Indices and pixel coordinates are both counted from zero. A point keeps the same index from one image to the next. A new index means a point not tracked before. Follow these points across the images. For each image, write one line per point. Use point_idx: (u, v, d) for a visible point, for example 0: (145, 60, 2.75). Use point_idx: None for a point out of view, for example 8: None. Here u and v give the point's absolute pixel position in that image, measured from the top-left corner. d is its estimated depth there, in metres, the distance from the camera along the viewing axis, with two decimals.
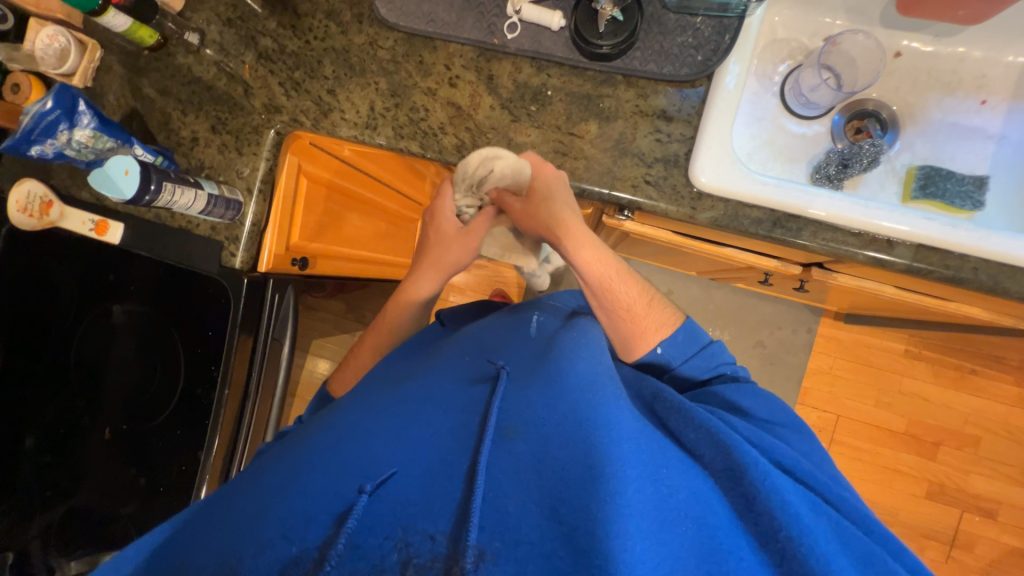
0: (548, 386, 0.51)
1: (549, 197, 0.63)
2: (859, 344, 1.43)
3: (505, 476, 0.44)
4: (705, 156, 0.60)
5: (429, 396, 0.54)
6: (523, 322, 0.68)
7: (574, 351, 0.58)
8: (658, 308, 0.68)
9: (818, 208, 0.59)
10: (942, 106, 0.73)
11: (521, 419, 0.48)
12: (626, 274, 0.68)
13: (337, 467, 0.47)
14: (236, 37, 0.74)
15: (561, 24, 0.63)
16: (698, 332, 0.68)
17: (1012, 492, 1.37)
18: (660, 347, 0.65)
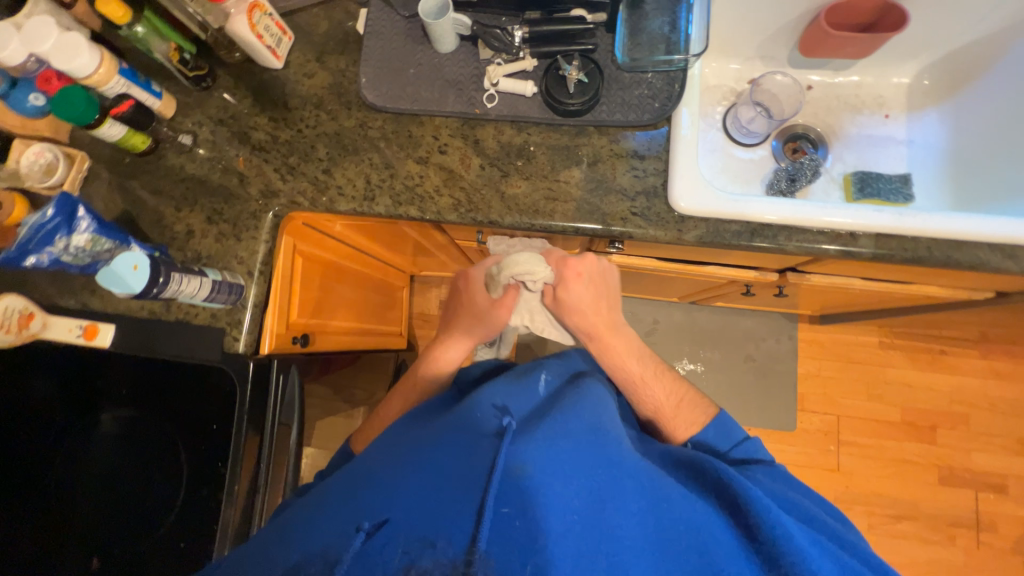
0: (554, 431, 0.53)
1: (575, 300, 0.77)
2: (837, 342, 1.52)
3: (514, 520, 0.45)
4: (680, 184, 0.68)
5: (439, 439, 0.55)
6: (530, 381, 0.69)
7: (577, 404, 0.61)
8: (687, 408, 0.76)
9: (769, 213, 0.66)
10: (856, 123, 0.87)
11: (532, 460, 0.49)
12: (655, 375, 0.80)
13: (346, 506, 0.49)
14: (228, 134, 0.78)
15: (534, 90, 0.72)
16: (730, 428, 0.73)
17: (1015, 463, 1.42)
18: (690, 445, 0.72)
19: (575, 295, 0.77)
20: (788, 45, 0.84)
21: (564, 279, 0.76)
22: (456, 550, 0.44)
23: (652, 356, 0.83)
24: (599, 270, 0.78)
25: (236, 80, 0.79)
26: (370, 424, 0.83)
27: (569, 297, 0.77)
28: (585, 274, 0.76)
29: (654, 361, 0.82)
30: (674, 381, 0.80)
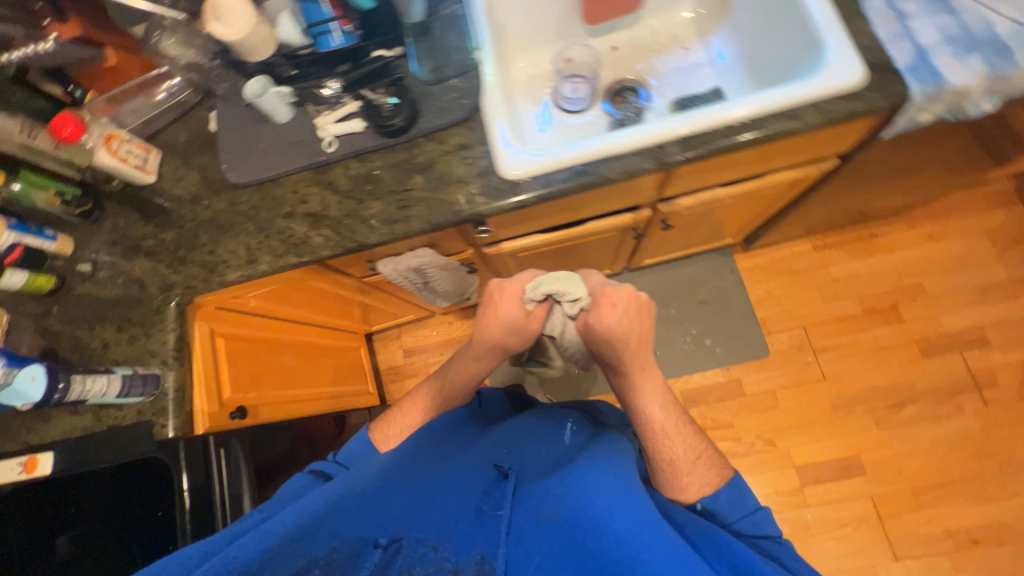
0: (581, 475, 0.63)
1: (609, 334, 0.81)
2: (776, 260, 1.56)
3: (524, 546, 0.57)
4: (504, 156, 0.76)
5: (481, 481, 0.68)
6: (557, 433, 0.80)
7: (598, 447, 0.72)
8: (704, 466, 0.79)
9: (582, 153, 0.75)
10: (662, 61, 0.97)
11: (558, 508, 0.60)
12: (677, 428, 0.81)
13: (381, 516, 0.61)
14: (123, 250, 0.87)
15: (364, 126, 0.82)
16: (744, 497, 0.77)
17: (984, 313, 1.42)
18: (701, 503, 0.77)
19: (609, 326, 0.81)
20: (577, 22, 0.97)
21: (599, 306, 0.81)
22: (459, 560, 0.57)
23: (678, 407, 0.85)
24: (634, 303, 0.82)
25: (121, 204, 0.89)
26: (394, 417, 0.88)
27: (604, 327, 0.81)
28: (618, 304, 0.80)
29: (677, 411, 0.84)
30: (694, 436, 0.82)
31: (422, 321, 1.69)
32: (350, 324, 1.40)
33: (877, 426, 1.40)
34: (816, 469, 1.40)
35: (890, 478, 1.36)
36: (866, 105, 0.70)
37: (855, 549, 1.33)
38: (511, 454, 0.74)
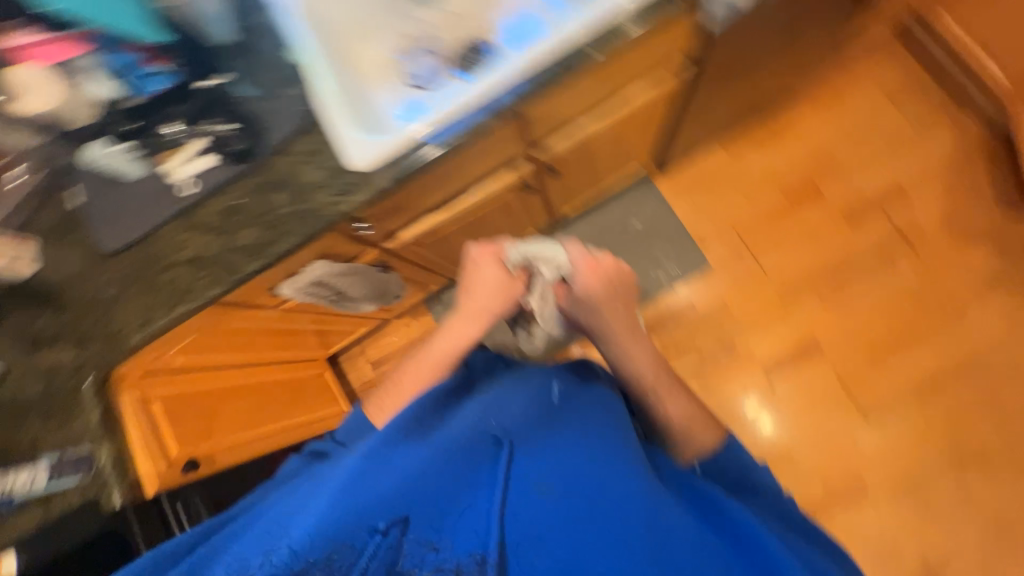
0: (574, 452, 0.61)
1: (595, 297, 0.88)
2: (693, 173, 1.58)
3: (521, 528, 0.54)
4: (351, 149, 0.77)
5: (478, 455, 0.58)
6: (545, 389, 0.72)
7: (592, 415, 0.69)
8: (700, 424, 0.83)
9: (424, 126, 0.77)
10: (497, 13, 0.98)
11: (552, 483, 0.57)
12: (671, 388, 0.86)
13: (368, 495, 0.52)
14: (13, 346, 0.84)
15: (215, 159, 0.82)
16: (737, 452, 0.82)
17: (891, 171, 1.50)
18: (698, 465, 0.80)
19: (592, 290, 0.87)
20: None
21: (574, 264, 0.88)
22: (461, 557, 0.53)
23: (668, 368, 0.89)
24: (609, 266, 0.89)
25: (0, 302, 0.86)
26: (385, 389, 0.78)
27: (588, 291, 0.88)
28: (598, 269, 0.88)
29: (666, 372, 0.88)
30: (687, 397, 0.86)
31: (377, 330, 1.70)
32: (304, 354, 1.40)
33: (822, 301, 1.47)
34: (778, 359, 1.46)
35: (844, 346, 1.44)
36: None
37: (830, 421, 1.40)
38: (502, 413, 0.65)
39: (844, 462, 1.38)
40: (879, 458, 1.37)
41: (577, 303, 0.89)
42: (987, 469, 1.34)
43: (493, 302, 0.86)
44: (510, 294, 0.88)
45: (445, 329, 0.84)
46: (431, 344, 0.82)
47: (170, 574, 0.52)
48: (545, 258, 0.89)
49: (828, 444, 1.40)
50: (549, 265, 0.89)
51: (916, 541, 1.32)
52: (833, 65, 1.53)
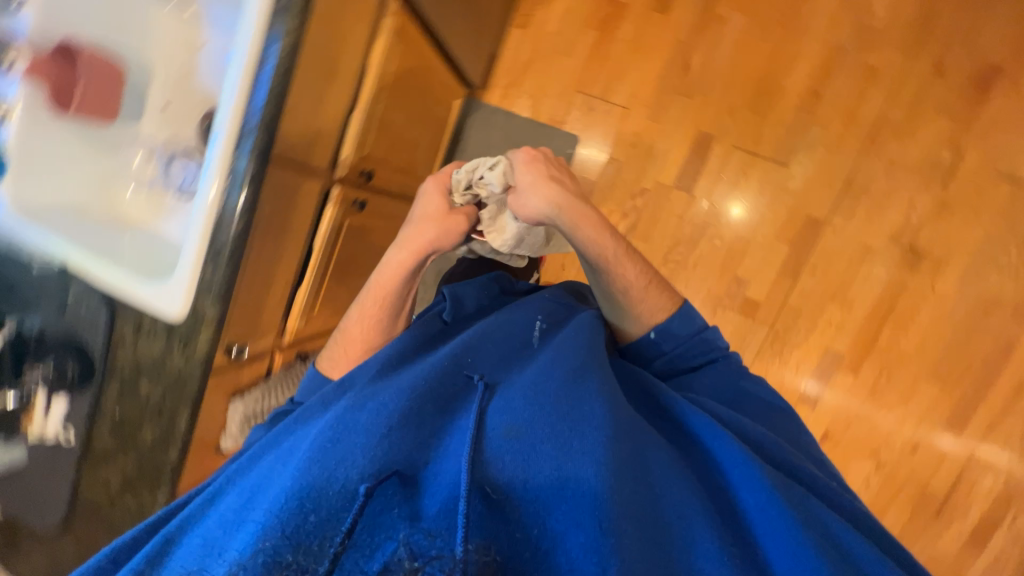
0: (545, 375, 0.67)
1: (533, 182, 0.85)
2: (508, 68, 1.54)
3: (499, 454, 0.59)
4: (158, 304, 0.73)
5: (449, 405, 0.68)
6: (514, 332, 0.80)
7: (561, 339, 0.76)
8: (658, 288, 0.88)
9: (199, 237, 0.72)
10: (202, 69, 0.90)
11: (522, 411, 0.62)
12: (627, 254, 0.86)
13: (336, 457, 0.58)
14: None
15: (69, 397, 0.80)
16: (691, 317, 0.87)
17: None
18: (653, 332, 0.86)
19: (528, 179, 0.85)
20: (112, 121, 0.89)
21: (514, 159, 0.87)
22: (426, 519, 0.55)
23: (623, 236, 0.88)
24: (548, 154, 0.89)
25: None
26: (340, 340, 0.89)
27: (523, 181, 0.85)
28: (531, 158, 0.86)
29: (623, 240, 0.87)
30: (644, 264, 0.88)
31: None
32: None
33: (690, 96, 1.46)
34: (687, 170, 1.48)
35: (727, 117, 1.45)
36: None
37: (756, 187, 1.45)
38: (475, 361, 0.73)
39: (789, 211, 1.44)
40: (813, 187, 1.42)
41: (517, 197, 0.86)
42: (904, 131, 1.37)
43: (427, 233, 0.88)
44: (449, 214, 0.90)
45: (395, 261, 0.88)
46: (374, 279, 0.89)
47: (156, 549, 0.60)
48: (482, 166, 0.91)
49: (768, 208, 1.45)
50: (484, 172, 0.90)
51: (880, 230, 1.40)
52: None
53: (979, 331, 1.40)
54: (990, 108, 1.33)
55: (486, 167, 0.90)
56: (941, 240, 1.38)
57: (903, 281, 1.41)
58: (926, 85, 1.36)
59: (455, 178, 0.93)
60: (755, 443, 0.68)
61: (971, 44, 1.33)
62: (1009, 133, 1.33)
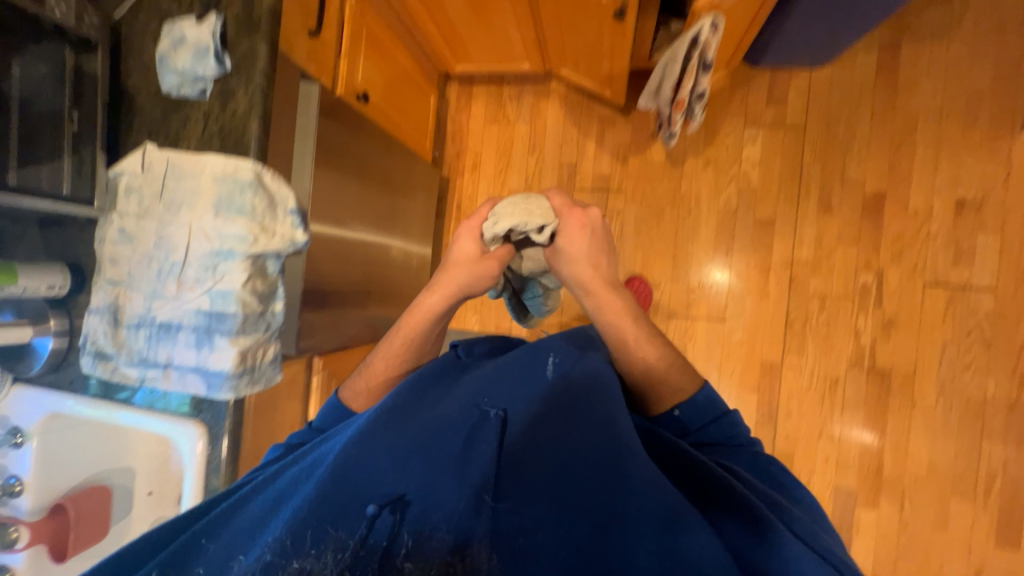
0: (579, 407, 0.58)
1: (577, 245, 0.77)
2: None
3: (518, 479, 0.52)
4: None
5: (459, 426, 0.57)
6: (541, 361, 0.66)
7: (586, 380, 0.63)
8: (681, 374, 0.73)
9: None
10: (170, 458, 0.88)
11: (548, 433, 0.56)
12: (649, 337, 0.74)
13: (345, 479, 0.51)
14: None
15: None
16: (716, 400, 0.71)
17: (548, 157, 1.61)
18: (678, 410, 0.71)
19: (572, 243, 0.77)
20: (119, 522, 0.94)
21: (564, 225, 0.77)
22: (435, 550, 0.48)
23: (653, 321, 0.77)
24: (598, 223, 0.79)
25: None
26: (360, 375, 0.78)
27: (564, 242, 0.77)
28: (587, 226, 0.77)
29: (651, 324, 0.76)
30: (668, 347, 0.75)
31: None
32: None
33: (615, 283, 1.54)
34: None
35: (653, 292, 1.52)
36: (224, 431, 0.81)
37: (703, 346, 1.49)
38: (494, 391, 0.62)
39: (743, 362, 1.46)
40: (757, 335, 1.46)
41: (557, 254, 0.78)
42: (820, 265, 1.42)
43: (459, 276, 0.76)
44: (484, 272, 0.75)
45: (422, 305, 0.78)
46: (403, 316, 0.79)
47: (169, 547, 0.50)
48: (533, 216, 0.76)
49: (723, 362, 1.47)
50: (532, 223, 0.76)
51: (838, 360, 1.40)
52: (440, 139, 1.68)
53: (984, 436, 1.33)
54: (891, 229, 1.38)
55: (538, 218, 0.76)
56: (902, 355, 1.37)
57: (882, 404, 1.38)
58: (822, 221, 1.42)
59: (493, 223, 0.77)
60: (809, 537, 0.54)
61: (849, 178, 1.40)
62: (919, 245, 1.36)
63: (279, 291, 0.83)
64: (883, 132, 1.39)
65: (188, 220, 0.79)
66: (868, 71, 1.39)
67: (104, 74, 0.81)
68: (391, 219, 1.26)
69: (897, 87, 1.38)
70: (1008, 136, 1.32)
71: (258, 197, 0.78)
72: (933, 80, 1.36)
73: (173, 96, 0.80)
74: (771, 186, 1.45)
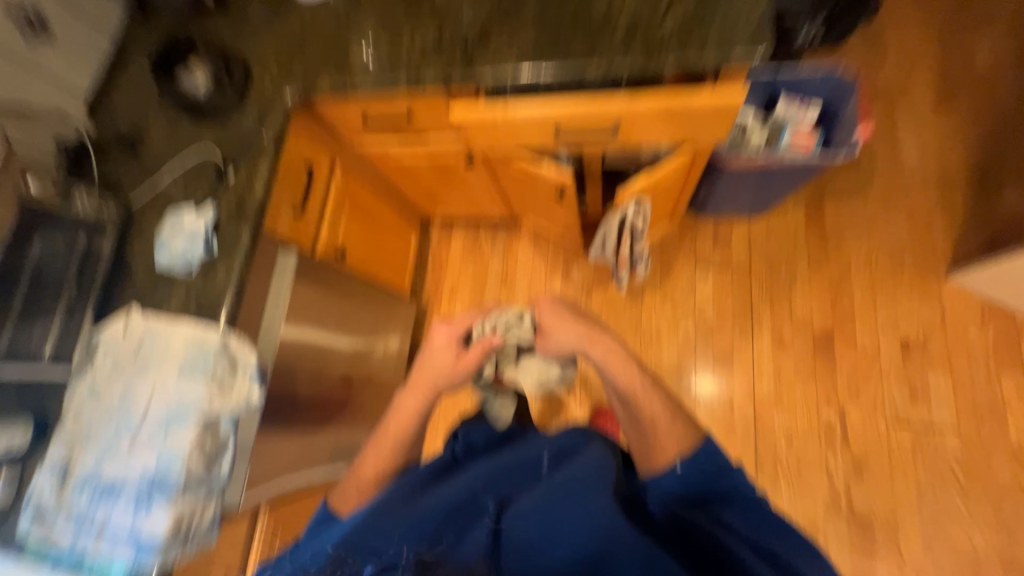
0: (563, 483, 0.68)
1: (558, 319, 0.90)
2: None
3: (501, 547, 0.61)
4: None
5: (460, 508, 0.69)
6: (535, 456, 0.80)
7: (573, 463, 0.74)
8: (681, 428, 0.77)
9: None
10: None
11: (532, 508, 0.65)
12: (647, 393, 0.81)
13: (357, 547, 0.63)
14: None
15: None
16: (718, 454, 0.73)
17: (518, 289, 1.74)
18: (678, 467, 0.72)
19: (551, 319, 0.90)
20: None
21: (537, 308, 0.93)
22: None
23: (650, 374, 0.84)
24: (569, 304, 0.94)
25: None
26: (354, 473, 0.82)
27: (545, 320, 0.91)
28: (557, 303, 0.92)
29: (650, 377, 0.83)
30: (665, 399, 0.80)
31: None
32: None
33: (586, 414, 1.51)
34: None
35: None
36: None
37: None
38: (494, 483, 0.74)
39: None
40: None
41: (542, 337, 0.93)
42: (782, 400, 1.44)
43: (438, 370, 0.87)
44: (462, 363, 0.88)
45: (403, 406, 0.85)
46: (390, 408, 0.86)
47: None
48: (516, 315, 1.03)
49: None
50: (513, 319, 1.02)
51: (815, 504, 1.35)
52: (421, 270, 1.82)
53: None
54: (845, 366, 1.42)
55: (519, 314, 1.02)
56: (879, 500, 1.32)
57: (868, 557, 1.29)
58: (778, 356, 1.48)
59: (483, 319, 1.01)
60: None
61: (797, 316, 1.49)
62: (874, 383, 1.40)
63: (228, 448, 0.87)
64: (821, 274, 1.51)
65: (151, 382, 0.85)
66: (800, 221, 1.56)
67: (108, 251, 0.94)
68: (364, 343, 1.33)
69: (827, 234, 1.53)
70: (936, 280, 1.43)
71: (221, 364, 0.85)
72: (858, 230, 1.51)
73: (164, 269, 0.93)
74: (726, 321, 1.54)
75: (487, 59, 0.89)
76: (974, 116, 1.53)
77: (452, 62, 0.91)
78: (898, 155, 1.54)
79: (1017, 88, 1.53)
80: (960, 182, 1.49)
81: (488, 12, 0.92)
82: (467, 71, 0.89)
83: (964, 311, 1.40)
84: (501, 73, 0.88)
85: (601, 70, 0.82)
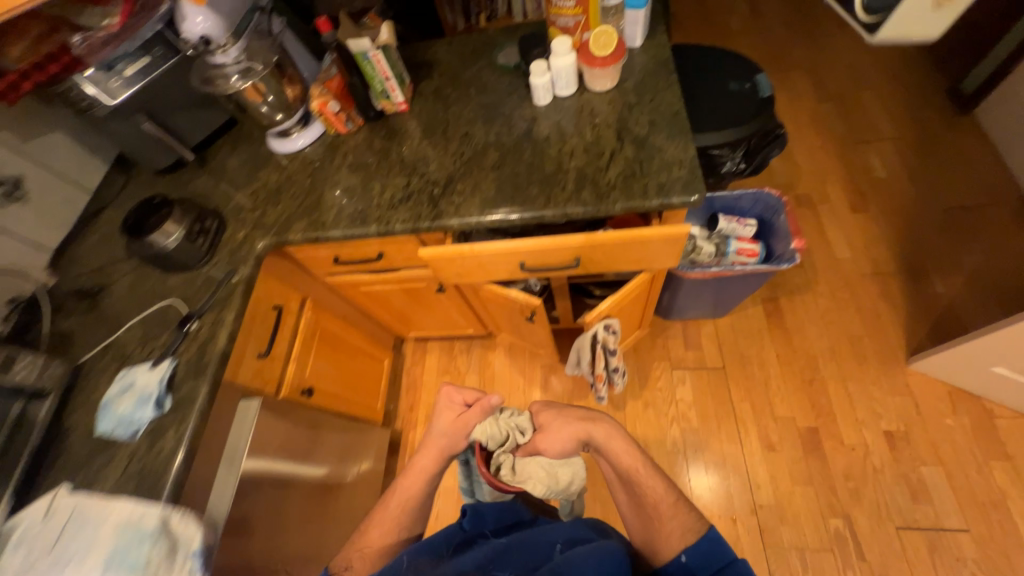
0: (536, 548, 0.73)
1: (560, 414, 0.98)
2: None
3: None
4: None
5: (432, 560, 0.72)
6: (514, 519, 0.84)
7: (550, 531, 0.78)
8: (681, 512, 0.84)
9: None
10: None
11: (503, 560, 0.70)
12: (648, 476, 0.90)
13: None
14: None
15: None
16: (719, 549, 0.74)
17: None
18: (683, 556, 0.76)
19: (551, 416, 0.98)
20: None
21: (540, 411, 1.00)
22: None
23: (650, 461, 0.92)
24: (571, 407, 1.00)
25: None
26: (358, 549, 0.83)
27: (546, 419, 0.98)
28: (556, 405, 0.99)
29: (646, 457, 0.92)
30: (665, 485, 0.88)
31: None
32: None
33: None
34: None
35: None
36: None
37: None
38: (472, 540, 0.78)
39: None
40: None
41: (545, 433, 0.96)
42: (785, 511, 1.36)
43: (443, 436, 0.90)
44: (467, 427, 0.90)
45: (417, 469, 0.89)
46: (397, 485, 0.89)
47: None
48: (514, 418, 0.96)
49: None
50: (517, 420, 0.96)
51: None
52: (394, 392, 1.75)
53: None
54: (838, 466, 1.39)
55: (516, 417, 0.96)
56: None
57: None
58: (770, 460, 1.43)
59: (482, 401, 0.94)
60: None
61: (779, 414, 1.48)
62: (872, 483, 1.35)
63: None
64: (792, 368, 1.54)
65: None
66: (761, 318, 1.63)
67: (43, 419, 0.86)
68: (341, 466, 1.24)
69: (788, 329, 1.60)
70: (899, 367, 1.48)
71: (158, 547, 0.73)
72: (815, 324, 1.59)
73: (106, 436, 0.85)
74: (711, 425, 1.50)
75: (453, 206, 0.94)
76: (888, 213, 1.73)
77: (420, 209, 0.96)
78: (833, 253, 1.69)
79: (916, 190, 1.76)
80: (894, 273, 1.62)
81: (452, 165, 1.00)
82: (435, 218, 0.94)
83: (934, 397, 1.43)
84: (466, 218, 0.93)
85: (559, 214, 0.88)
